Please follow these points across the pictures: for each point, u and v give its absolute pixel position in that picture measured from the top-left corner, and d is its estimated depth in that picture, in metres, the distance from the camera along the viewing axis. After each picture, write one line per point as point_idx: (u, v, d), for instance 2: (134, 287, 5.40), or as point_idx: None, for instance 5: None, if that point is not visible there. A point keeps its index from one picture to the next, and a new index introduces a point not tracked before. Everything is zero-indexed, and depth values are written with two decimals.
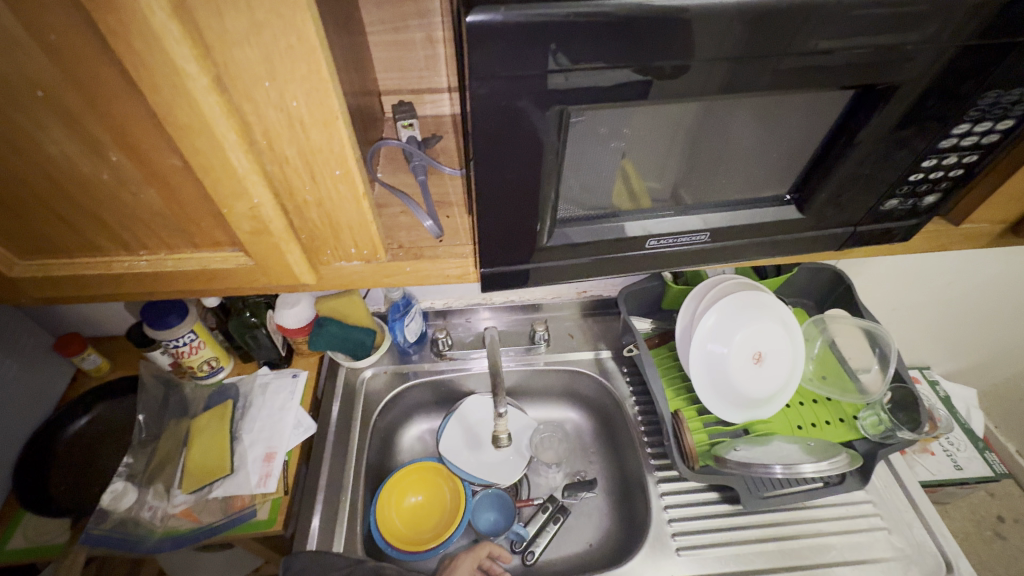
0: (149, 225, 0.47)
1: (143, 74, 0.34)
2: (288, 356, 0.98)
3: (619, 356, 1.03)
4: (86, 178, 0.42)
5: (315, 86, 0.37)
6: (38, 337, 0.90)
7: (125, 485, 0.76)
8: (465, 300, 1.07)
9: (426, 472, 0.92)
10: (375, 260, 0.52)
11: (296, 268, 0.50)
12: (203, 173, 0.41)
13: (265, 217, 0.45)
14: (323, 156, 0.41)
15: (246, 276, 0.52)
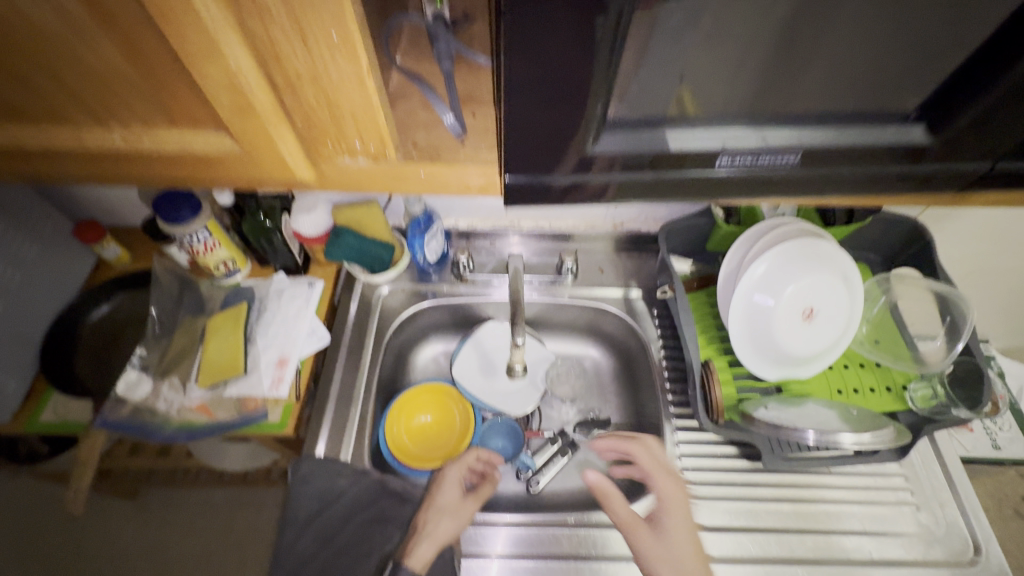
0: (121, 93, 0.41)
1: None
2: (305, 264, 0.95)
3: (651, 297, 0.96)
4: (38, 23, 0.36)
5: None
6: (57, 221, 0.89)
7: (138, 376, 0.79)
8: (490, 222, 0.99)
9: (437, 393, 0.90)
10: (382, 160, 0.45)
11: (289, 159, 0.44)
12: (168, 23, 0.33)
13: (247, 89, 0.38)
14: (313, 11, 0.33)
15: (233, 164, 0.46)
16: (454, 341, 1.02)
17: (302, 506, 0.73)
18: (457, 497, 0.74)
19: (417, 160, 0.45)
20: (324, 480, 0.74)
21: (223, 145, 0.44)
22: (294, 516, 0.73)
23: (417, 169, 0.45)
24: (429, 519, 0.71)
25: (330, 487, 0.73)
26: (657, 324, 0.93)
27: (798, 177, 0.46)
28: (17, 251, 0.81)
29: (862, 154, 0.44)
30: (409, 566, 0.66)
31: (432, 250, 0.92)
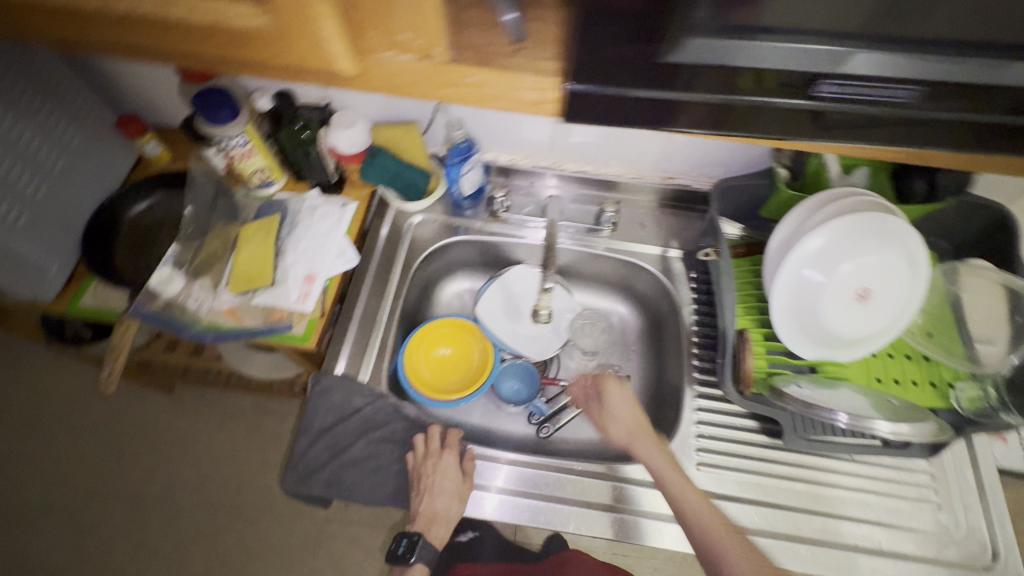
0: None
1: None
2: (339, 184, 0.94)
3: (690, 259, 0.91)
4: None
5: None
6: (102, 111, 0.89)
7: (171, 273, 0.80)
8: (532, 160, 0.95)
9: (458, 329, 0.89)
10: (430, 58, 0.42)
11: (331, 47, 0.40)
12: None
13: None
14: None
15: (263, 46, 0.42)
16: (481, 280, 1.01)
17: (318, 417, 0.75)
18: (458, 482, 0.72)
19: (468, 63, 0.42)
20: (342, 396, 0.76)
21: (255, 21, 0.40)
22: (309, 425, 0.75)
23: (465, 70, 0.42)
24: (433, 506, 0.73)
25: (347, 403, 0.76)
26: (692, 288, 0.89)
27: (835, 121, 0.42)
28: (58, 133, 0.82)
29: (905, 93, 0.40)
30: (427, 544, 0.74)
31: (470, 184, 0.89)
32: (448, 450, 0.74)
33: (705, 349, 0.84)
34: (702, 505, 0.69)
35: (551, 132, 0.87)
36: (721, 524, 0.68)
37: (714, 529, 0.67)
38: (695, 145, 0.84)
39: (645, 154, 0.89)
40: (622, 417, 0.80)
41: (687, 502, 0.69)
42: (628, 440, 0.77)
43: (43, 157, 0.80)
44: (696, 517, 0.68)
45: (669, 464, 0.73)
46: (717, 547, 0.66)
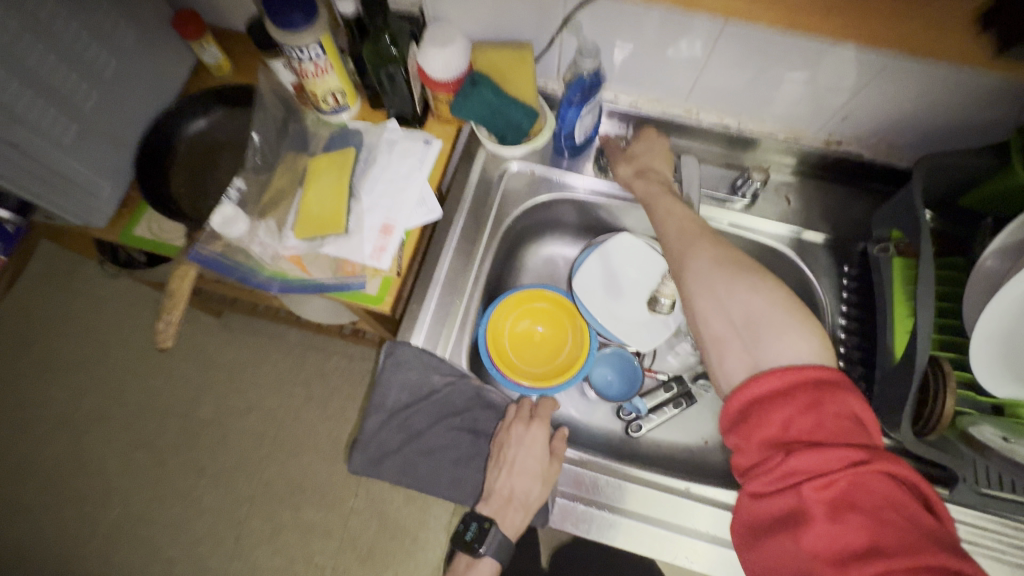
0: None
1: None
2: (423, 117, 0.79)
3: (842, 249, 0.74)
4: None
5: None
6: (157, 4, 0.74)
7: (234, 213, 0.67)
8: (659, 106, 0.76)
9: (559, 309, 0.76)
10: None
11: None
12: None
13: None
14: None
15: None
16: (575, 246, 0.86)
17: (392, 394, 0.65)
18: (544, 460, 0.64)
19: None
20: (419, 372, 0.66)
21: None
22: (381, 402, 0.66)
23: None
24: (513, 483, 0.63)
25: (424, 381, 0.66)
26: (840, 286, 0.74)
27: None
28: (111, 32, 0.68)
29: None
30: (500, 532, 0.63)
31: (583, 130, 0.71)
32: (536, 420, 0.66)
33: (852, 365, 0.69)
34: (774, 300, 0.57)
35: (699, 70, 0.68)
36: (744, 268, 0.60)
37: (778, 311, 0.56)
38: (895, 103, 0.63)
39: (815, 113, 0.69)
40: (651, 151, 0.73)
41: (749, 281, 0.59)
42: (641, 173, 0.71)
43: (94, 59, 0.67)
44: (716, 274, 0.60)
45: (749, 261, 0.61)
46: (737, 308, 0.58)
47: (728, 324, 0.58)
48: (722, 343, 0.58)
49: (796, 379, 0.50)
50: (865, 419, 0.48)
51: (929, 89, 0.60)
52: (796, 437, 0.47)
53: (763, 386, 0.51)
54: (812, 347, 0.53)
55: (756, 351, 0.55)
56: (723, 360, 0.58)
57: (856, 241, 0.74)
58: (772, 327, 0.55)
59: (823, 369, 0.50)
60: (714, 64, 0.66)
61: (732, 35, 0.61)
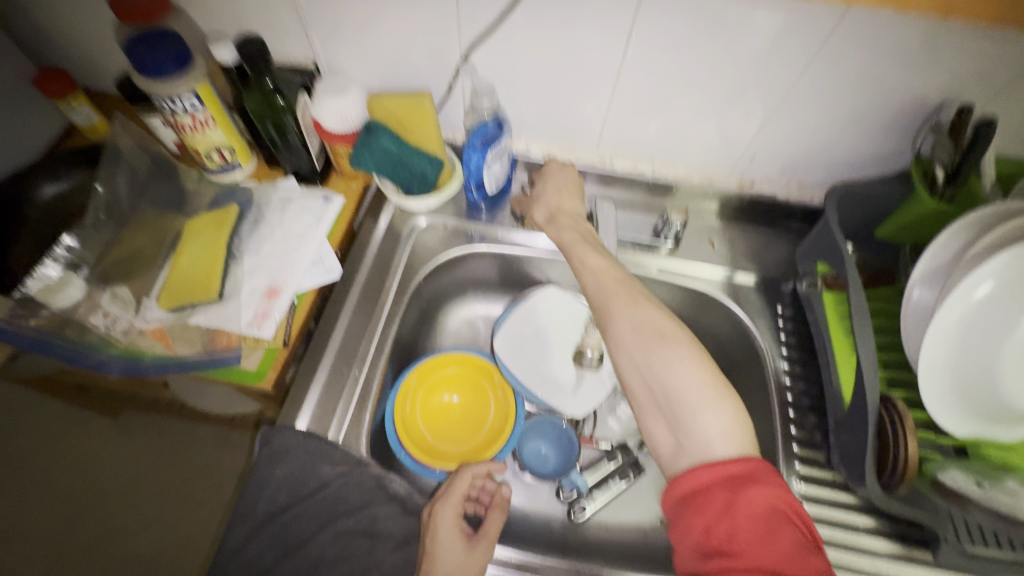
0: None
1: None
2: (324, 173, 0.73)
3: (773, 289, 0.70)
4: None
5: None
6: (17, 61, 0.67)
7: (64, 278, 0.56)
8: (572, 155, 0.74)
9: (473, 370, 0.68)
10: None
11: None
12: None
13: None
14: None
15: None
16: (499, 304, 0.79)
17: (267, 495, 0.52)
18: (461, 544, 0.51)
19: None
20: (304, 463, 0.53)
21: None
22: (251, 508, 0.52)
23: None
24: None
25: (310, 473, 0.53)
26: (778, 328, 0.68)
27: None
28: None
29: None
30: None
31: (494, 181, 0.68)
32: (445, 497, 0.55)
33: (804, 414, 0.62)
34: (693, 373, 0.49)
35: (605, 115, 0.66)
36: (666, 337, 0.53)
37: (697, 384, 0.49)
38: (801, 136, 0.63)
39: (723, 155, 0.69)
40: (558, 188, 0.68)
41: (669, 351, 0.51)
42: (551, 216, 0.67)
43: None
44: (634, 341, 0.53)
45: (671, 325, 0.54)
46: (658, 380, 0.51)
47: (651, 396, 0.51)
48: (648, 417, 0.51)
49: (715, 475, 0.44)
50: (792, 517, 0.42)
51: (824, 122, 0.61)
52: (720, 547, 0.42)
53: (684, 482, 0.45)
54: (727, 427, 0.47)
55: (677, 429, 0.49)
56: (647, 430, 0.52)
57: (784, 280, 0.71)
58: (690, 404, 0.48)
59: (742, 461, 0.44)
60: (618, 108, 0.65)
61: (630, 76, 0.60)
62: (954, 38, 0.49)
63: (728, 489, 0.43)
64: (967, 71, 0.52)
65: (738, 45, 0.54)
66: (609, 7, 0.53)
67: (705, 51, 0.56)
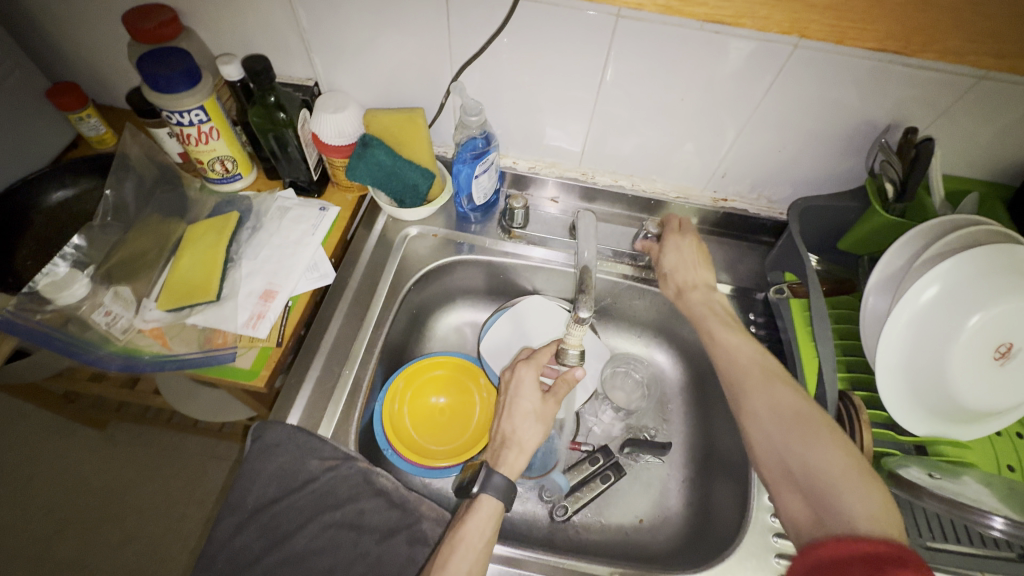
0: None
1: None
2: (321, 184, 0.77)
3: (745, 298, 0.74)
4: None
5: None
6: (30, 74, 0.70)
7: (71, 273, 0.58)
8: (557, 170, 0.78)
9: (459, 372, 0.70)
10: None
11: None
12: None
13: None
14: None
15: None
16: (486, 311, 0.82)
17: (257, 487, 0.54)
18: (537, 400, 0.62)
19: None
20: (293, 457, 0.55)
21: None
22: (241, 499, 0.54)
23: None
24: (509, 428, 0.61)
25: (298, 468, 0.55)
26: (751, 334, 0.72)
27: None
28: None
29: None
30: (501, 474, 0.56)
31: (481, 191, 0.72)
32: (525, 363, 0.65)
33: None
34: (839, 455, 0.47)
35: (586, 133, 0.71)
36: (804, 418, 0.50)
37: (839, 466, 0.46)
38: (767, 155, 0.68)
39: (697, 172, 0.73)
40: (687, 263, 0.67)
41: (808, 431, 0.49)
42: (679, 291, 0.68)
43: None
44: (774, 422, 0.52)
45: (810, 409, 0.51)
46: (795, 458, 0.49)
47: (783, 470, 0.50)
48: (781, 491, 0.49)
49: (850, 550, 0.39)
50: None
51: (788, 141, 0.66)
52: None
53: (814, 552, 0.41)
54: (875, 509, 0.43)
55: (818, 504, 0.46)
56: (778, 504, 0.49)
57: (755, 288, 0.75)
58: (830, 481, 0.46)
59: (888, 544, 0.39)
60: (598, 127, 0.70)
61: (609, 97, 0.65)
62: (900, 66, 0.54)
63: (867, 567, 0.37)
64: (913, 95, 0.57)
65: (707, 72, 0.60)
66: (586, 36, 0.58)
67: (675, 76, 0.61)
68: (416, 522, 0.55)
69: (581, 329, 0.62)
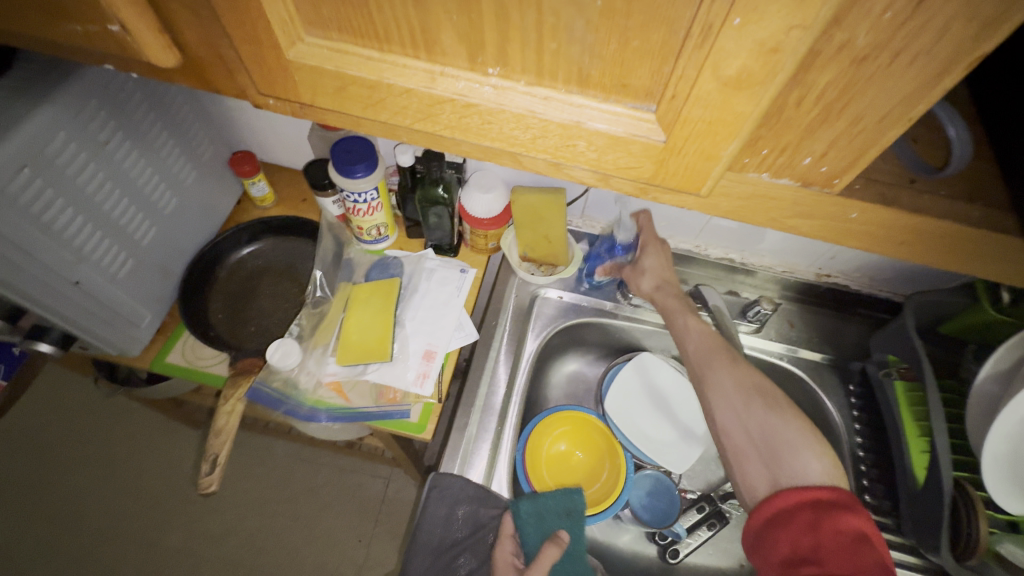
0: (525, 144, 0.32)
1: (666, 107, 0.27)
2: (457, 246, 0.85)
3: (843, 368, 0.82)
4: (547, 110, 0.29)
5: (895, 105, 0.26)
6: (217, 146, 0.79)
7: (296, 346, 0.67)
8: (672, 242, 0.85)
9: (587, 426, 0.78)
10: (830, 187, 0.32)
11: (712, 177, 0.30)
12: (679, 132, 0.28)
13: (705, 185, 0.31)
14: (860, 139, 0.28)
15: (612, 146, 0.30)
16: (597, 364, 0.90)
17: (438, 531, 0.64)
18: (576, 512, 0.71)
19: (860, 196, 0.32)
20: (466, 506, 0.65)
21: (633, 126, 0.28)
22: (426, 539, 0.64)
23: (852, 208, 0.33)
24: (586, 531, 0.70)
25: (471, 516, 0.64)
26: (849, 402, 0.79)
27: None
28: (176, 172, 0.72)
29: None
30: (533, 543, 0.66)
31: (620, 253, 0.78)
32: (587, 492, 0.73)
33: (874, 483, 0.73)
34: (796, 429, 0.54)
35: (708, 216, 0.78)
36: (764, 390, 0.58)
37: (795, 429, 0.54)
38: None
39: (805, 253, 0.80)
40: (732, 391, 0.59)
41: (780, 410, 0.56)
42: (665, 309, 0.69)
43: (158, 198, 0.69)
44: (735, 392, 0.58)
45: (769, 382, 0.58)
46: (755, 425, 0.56)
47: (750, 440, 0.56)
48: (744, 462, 0.55)
49: (803, 497, 0.48)
50: (884, 550, 0.45)
51: None
52: (805, 557, 0.45)
53: (773, 502, 0.49)
54: (825, 467, 0.51)
55: (774, 466, 0.53)
56: (743, 476, 0.55)
57: (852, 360, 0.82)
58: (784, 443, 0.53)
59: (831, 489, 0.48)
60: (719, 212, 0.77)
61: None
62: None
63: (813, 514, 0.47)
64: None
65: None
66: None
67: None
68: None
69: None
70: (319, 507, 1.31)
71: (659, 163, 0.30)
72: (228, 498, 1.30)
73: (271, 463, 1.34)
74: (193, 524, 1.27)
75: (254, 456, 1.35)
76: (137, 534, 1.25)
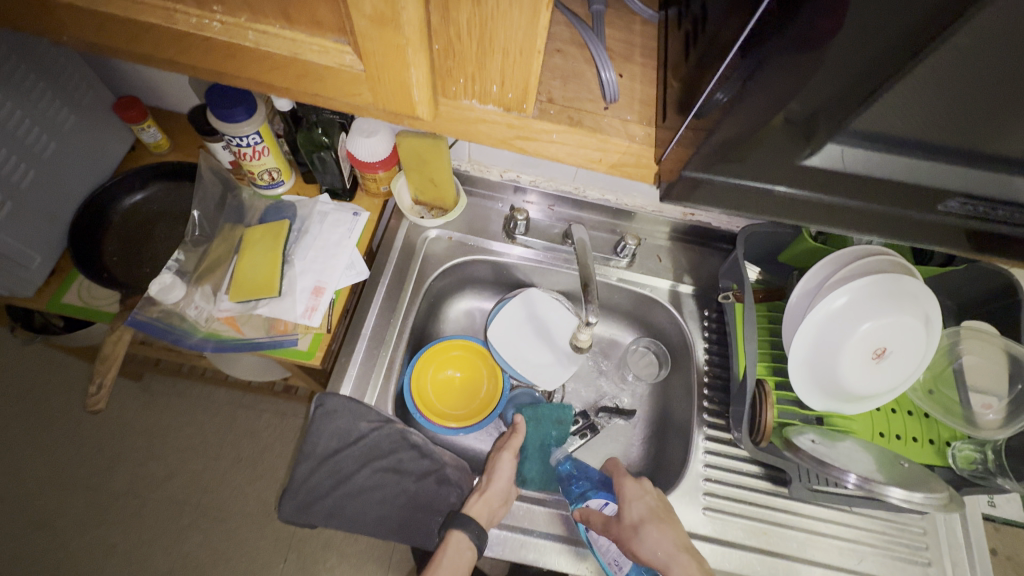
0: (278, 69, 0.41)
1: (359, 43, 0.37)
2: (352, 190, 0.89)
3: (701, 295, 0.91)
4: (286, 42, 0.39)
5: (522, 46, 0.36)
6: (98, 90, 0.81)
7: (173, 279, 0.73)
8: (553, 183, 0.91)
9: (472, 355, 0.89)
10: (516, 111, 0.43)
11: (416, 94, 0.40)
12: (370, 60, 0.37)
13: (414, 102, 0.41)
14: (514, 69, 0.38)
15: (338, 73, 0.40)
16: (491, 300, 0.98)
17: (323, 441, 0.72)
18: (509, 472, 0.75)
19: None
20: (348, 420, 0.73)
21: (340, 57, 0.39)
22: (312, 449, 0.72)
23: (542, 125, 0.44)
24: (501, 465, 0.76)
25: (352, 428, 0.73)
26: (704, 325, 0.89)
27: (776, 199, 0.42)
28: (53, 117, 0.74)
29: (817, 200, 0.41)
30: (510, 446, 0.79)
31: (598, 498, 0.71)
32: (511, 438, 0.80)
33: (715, 392, 0.83)
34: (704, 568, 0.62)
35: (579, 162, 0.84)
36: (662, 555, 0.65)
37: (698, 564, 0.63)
38: None
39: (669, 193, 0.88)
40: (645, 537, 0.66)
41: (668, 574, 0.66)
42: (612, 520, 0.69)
43: (34, 141, 0.71)
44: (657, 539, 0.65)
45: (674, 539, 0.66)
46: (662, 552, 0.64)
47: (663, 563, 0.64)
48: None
49: None
50: None
51: None
52: None
53: None
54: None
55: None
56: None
57: (712, 290, 0.91)
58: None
59: None
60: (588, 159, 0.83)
61: None
62: None
63: None
64: None
65: None
66: None
67: None
68: (442, 467, 0.76)
69: (587, 327, 0.79)
70: (262, 447, 1.39)
71: (372, 84, 0.40)
72: (167, 442, 1.36)
73: (208, 410, 1.40)
74: (136, 468, 1.33)
75: (194, 404, 1.41)
76: (81, 477, 1.31)
